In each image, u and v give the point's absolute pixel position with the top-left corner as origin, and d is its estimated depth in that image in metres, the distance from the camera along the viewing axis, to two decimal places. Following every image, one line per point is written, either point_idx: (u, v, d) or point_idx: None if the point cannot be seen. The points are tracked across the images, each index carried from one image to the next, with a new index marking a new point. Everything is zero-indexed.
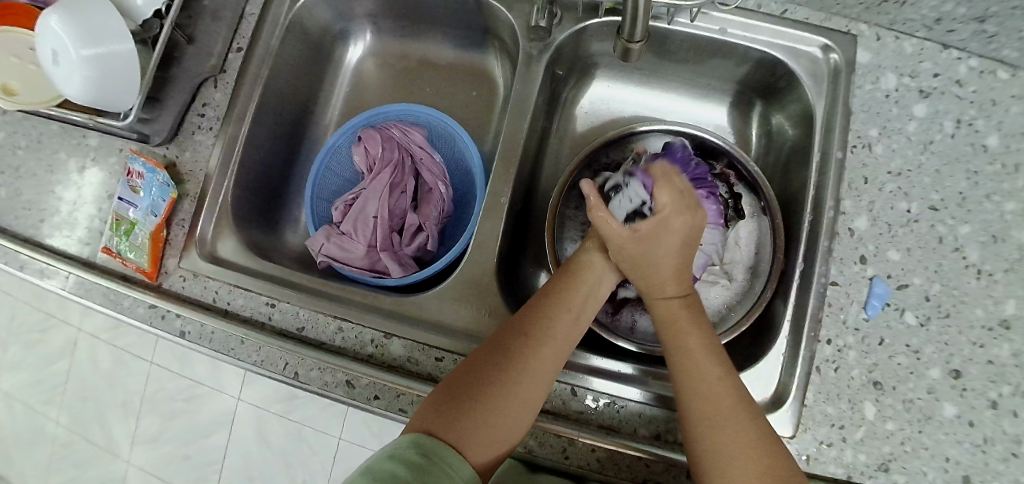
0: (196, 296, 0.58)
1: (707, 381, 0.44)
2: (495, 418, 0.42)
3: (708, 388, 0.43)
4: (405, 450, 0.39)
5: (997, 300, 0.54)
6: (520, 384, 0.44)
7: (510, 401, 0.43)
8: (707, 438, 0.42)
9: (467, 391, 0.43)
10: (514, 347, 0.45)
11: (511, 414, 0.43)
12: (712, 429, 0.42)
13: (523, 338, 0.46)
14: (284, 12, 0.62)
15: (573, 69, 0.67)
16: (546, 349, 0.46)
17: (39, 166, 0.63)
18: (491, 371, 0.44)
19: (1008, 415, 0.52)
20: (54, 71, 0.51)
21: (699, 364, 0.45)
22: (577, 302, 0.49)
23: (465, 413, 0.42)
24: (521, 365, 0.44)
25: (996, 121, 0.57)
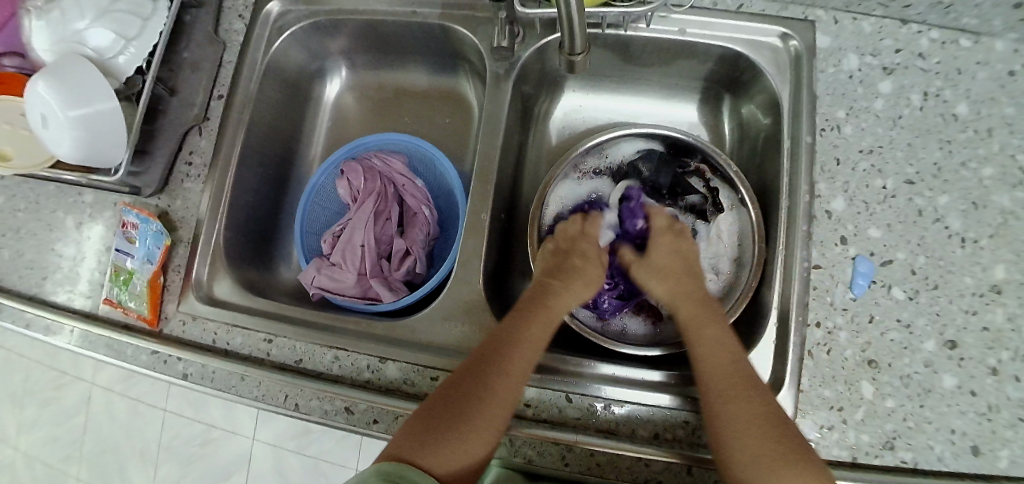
0: (196, 338, 0.60)
1: (738, 383, 0.47)
2: (455, 445, 0.44)
3: (737, 390, 0.46)
4: (369, 477, 0.41)
5: (985, 266, 0.54)
6: (481, 409, 0.45)
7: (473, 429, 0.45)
8: (738, 433, 0.44)
9: (439, 416, 0.45)
10: (474, 374, 0.47)
11: (473, 438, 0.44)
12: (743, 432, 0.44)
13: (481, 365, 0.48)
14: (261, 57, 0.65)
15: (543, 84, 0.69)
16: (514, 373, 0.47)
17: (38, 227, 0.65)
18: (451, 400, 0.46)
19: (1011, 381, 0.52)
20: (43, 133, 0.54)
21: (728, 374, 0.48)
22: (537, 330, 0.51)
23: (431, 438, 0.44)
24: (480, 391, 0.46)
25: (963, 89, 0.57)
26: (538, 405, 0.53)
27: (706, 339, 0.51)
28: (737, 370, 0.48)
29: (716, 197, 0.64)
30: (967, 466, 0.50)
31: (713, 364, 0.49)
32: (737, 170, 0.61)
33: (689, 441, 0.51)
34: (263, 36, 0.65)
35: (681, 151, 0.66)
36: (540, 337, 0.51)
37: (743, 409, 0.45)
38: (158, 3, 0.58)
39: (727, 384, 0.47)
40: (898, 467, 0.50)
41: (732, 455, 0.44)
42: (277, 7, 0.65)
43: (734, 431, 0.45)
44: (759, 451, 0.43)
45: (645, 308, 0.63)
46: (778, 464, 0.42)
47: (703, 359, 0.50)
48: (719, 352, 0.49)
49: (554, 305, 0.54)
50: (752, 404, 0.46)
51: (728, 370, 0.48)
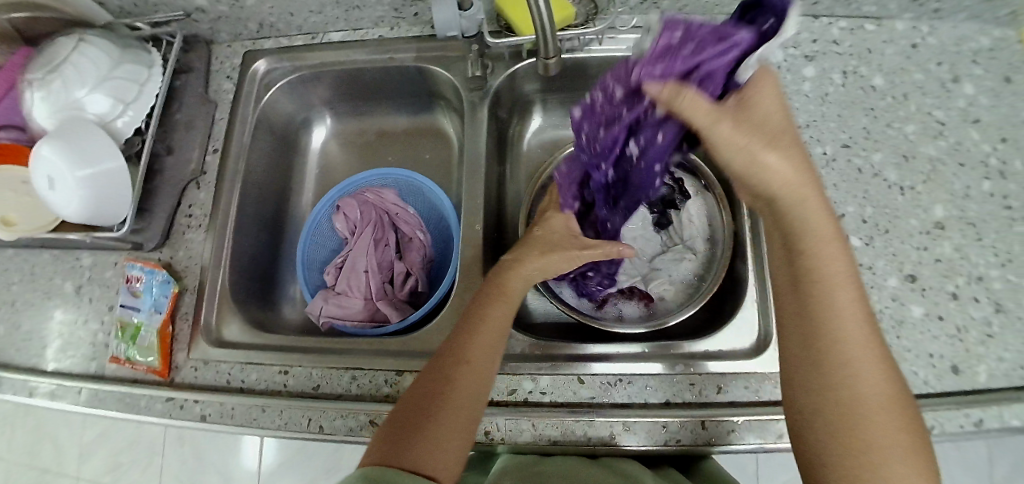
0: (210, 381, 0.61)
1: (870, 361, 0.39)
2: (433, 444, 0.44)
3: (870, 366, 0.39)
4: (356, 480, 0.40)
5: (926, 207, 0.61)
6: (453, 404, 0.47)
7: (449, 428, 0.46)
8: (865, 423, 0.38)
9: (415, 413, 0.46)
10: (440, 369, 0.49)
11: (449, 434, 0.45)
12: (873, 422, 0.38)
13: (452, 360, 0.49)
14: (251, 112, 0.70)
15: (514, 108, 0.73)
16: (479, 359, 0.49)
17: (37, 296, 0.66)
18: (422, 399, 0.47)
19: (970, 303, 0.57)
20: (48, 194, 0.56)
21: (864, 349, 0.39)
22: (498, 311, 0.53)
23: (410, 438, 0.45)
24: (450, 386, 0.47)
25: (876, 65, 0.66)
26: (553, 392, 0.56)
27: (837, 290, 0.40)
28: (872, 339, 0.40)
29: (683, 186, 0.68)
30: (949, 385, 0.55)
31: (838, 328, 0.40)
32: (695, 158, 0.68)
33: (699, 402, 0.54)
34: (252, 93, 0.70)
35: None
36: (504, 323, 0.53)
37: (873, 397, 0.38)
38: (152, 69, 0.64)
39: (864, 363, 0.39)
40: None
41: (842, 444, 0.38)
42: (263, 66, 0.71)
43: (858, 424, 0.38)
44: (867, 439, 0.37)
45: (636, 293, 0.66)
46: (910, 459, 0.37)
47: (846, 329, 0.40)
48: (854, 326, 0.40)
49: (514, 282, 0.55)
50: (882, 388, 0.39)
51: (860, 342, 0.39)
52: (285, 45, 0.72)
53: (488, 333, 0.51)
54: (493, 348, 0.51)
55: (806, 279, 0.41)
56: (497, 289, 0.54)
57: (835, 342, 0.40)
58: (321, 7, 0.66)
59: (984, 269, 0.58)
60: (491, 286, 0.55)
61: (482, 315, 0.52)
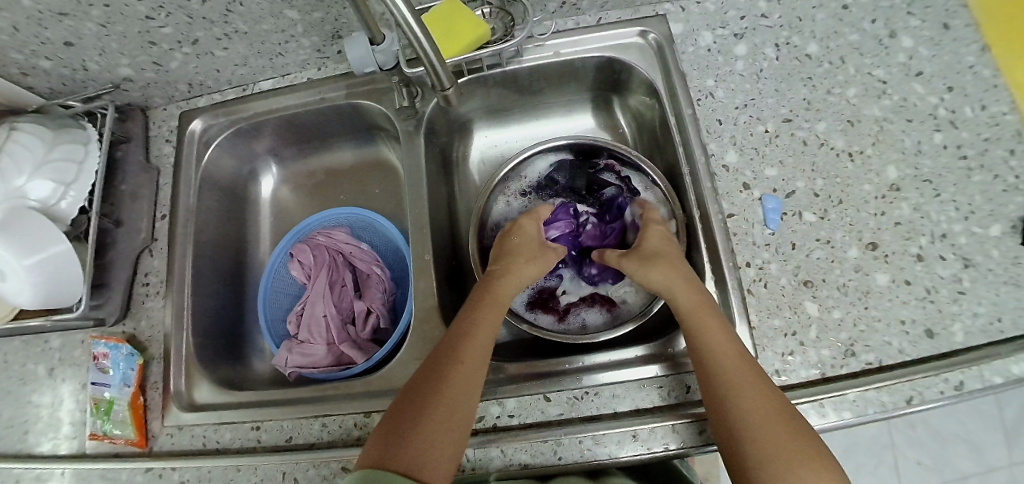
0: (187, 446, 0.61)
1: (754, 388, 0.47)
2: (424, 446, 0.44)
3: (756, 391, 0.46)
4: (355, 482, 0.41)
5: (878, 171, 0.59)
6: (442, 405, 0.47)
7: (440, 430, 0.46)
8: (762, 440, 0.44)
9: (412, 411, 0.47)
10: (434, 368, 0.50)
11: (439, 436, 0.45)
12: (772, 436, 0.44)
13: (440, 365, 0.50)
14: (195, 173, 0.70)
15: (453, 131, 0.74)
16: (474, 355, 0.51)
17: (10, 384, 0.66)
18: (410, 404, 0.47)
19: (937, 262, 0.56)
20: (3, 286, 0.57)
21: (746, 379, 0.47)
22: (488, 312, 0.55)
23: (401, 439, 0.45)
24: (439, 389, 0.48)
25: (808, 32, 0.65)
26: (521, 413, 0.55)
27: (731, 374, 0.47)
28: (748, 366, 0.48)
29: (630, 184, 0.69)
30: (926, 351, 0.53)
31: (719, 366, 0.48)
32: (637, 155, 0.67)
33: (668, 404, 0.53)
34: (193, 153, 0.71)
35: (588, 154, 0.71)
36: (491, 328, 0.53)
37: (769, 419, 0.45)
38: (89, 145, 0.64)
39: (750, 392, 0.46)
40: (865, 370, 0.53)
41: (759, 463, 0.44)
42: (199, 125, 0.72)
43: (777, 437, 0.44)
44: (779, 451, 0.43)
45: (597, 299, 0.66)
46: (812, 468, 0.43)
47: (731, 374, 0.47)
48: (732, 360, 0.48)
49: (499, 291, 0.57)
50: (773, 405, 0.46)
51: (737, 374, 0.47)
52: (219, 101, 0.72)
53: (483, 331, 0.53)
54: (488, 343, 0.52)
55: (703, 364, 0.49)
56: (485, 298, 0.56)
57: (726, 385, 0.47)
58: (246, 59, 0.66)
59: (947, 225, 0.56)
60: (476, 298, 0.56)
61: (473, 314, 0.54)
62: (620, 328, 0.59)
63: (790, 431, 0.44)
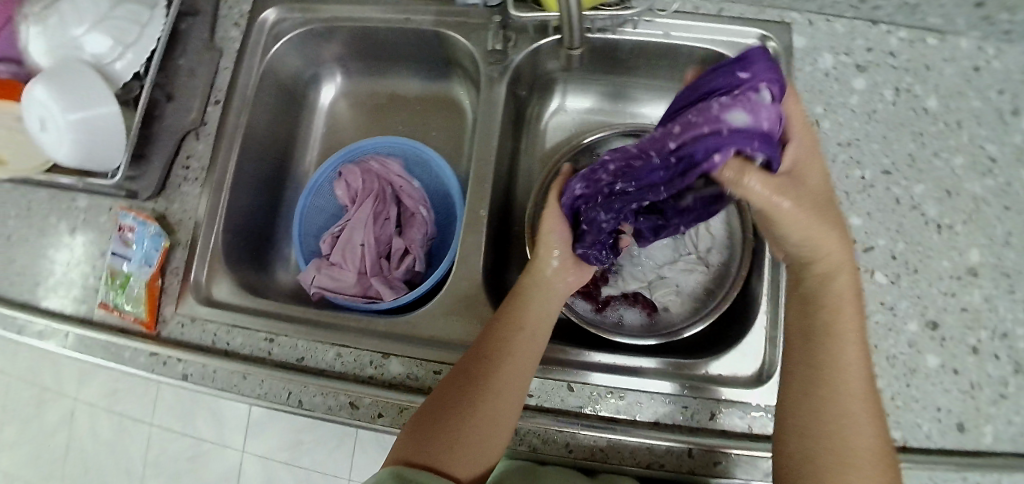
0: (196, 339, 0.60)
1: (862, 402, 0.41)
2: (466, 444, 0.44)
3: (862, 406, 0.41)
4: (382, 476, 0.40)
5: (961, 251, 0.56)
6: (478, 409, 0.45)
7: (474, 435, 0.44)
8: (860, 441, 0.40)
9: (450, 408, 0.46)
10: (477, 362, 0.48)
11: (476, 441, 0.44)
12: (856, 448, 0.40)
13: (479, 360, 0.48)
14: (257, 64, 0.66)
15: (535, 86, 0.70)
16: (517, 351, 0.48)
17: (31, 233, 0.65)
18: (442, 406, 0.46)
19: (990, 359, 0.54)
20: (41, 135, 0.54)
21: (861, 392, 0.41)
22: (530, 318, 0.50)
23: (433, 439, 0.44)
24: (474, 392, 0.46)
25: (931, 84, 0.60)
26: (540, 395, 0.54)
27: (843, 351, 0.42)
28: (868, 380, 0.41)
29: None
30: (952, 443, 0.52)
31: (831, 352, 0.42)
32: None
33: (689, 426, 0.52)
34: (259, 43, 0.66)
35: None
36: (537, 321, 0.50)
37: (864, 442, 0.40)
38: (155, 9, 0.59)
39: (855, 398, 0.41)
40: None
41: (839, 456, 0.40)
42: (272, 14, 0.67)
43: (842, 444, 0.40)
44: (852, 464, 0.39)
45: (639, 299, 0.65)
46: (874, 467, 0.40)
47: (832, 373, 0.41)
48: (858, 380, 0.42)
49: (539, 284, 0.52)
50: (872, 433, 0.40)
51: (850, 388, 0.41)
52: None
53: (530, 325, 0.49)
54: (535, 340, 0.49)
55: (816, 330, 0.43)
56: (531, 299, 0.51)
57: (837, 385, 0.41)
58: None
59: (1012, 326, 0.54)
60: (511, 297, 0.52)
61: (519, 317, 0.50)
62: (642, 339, 0.57)
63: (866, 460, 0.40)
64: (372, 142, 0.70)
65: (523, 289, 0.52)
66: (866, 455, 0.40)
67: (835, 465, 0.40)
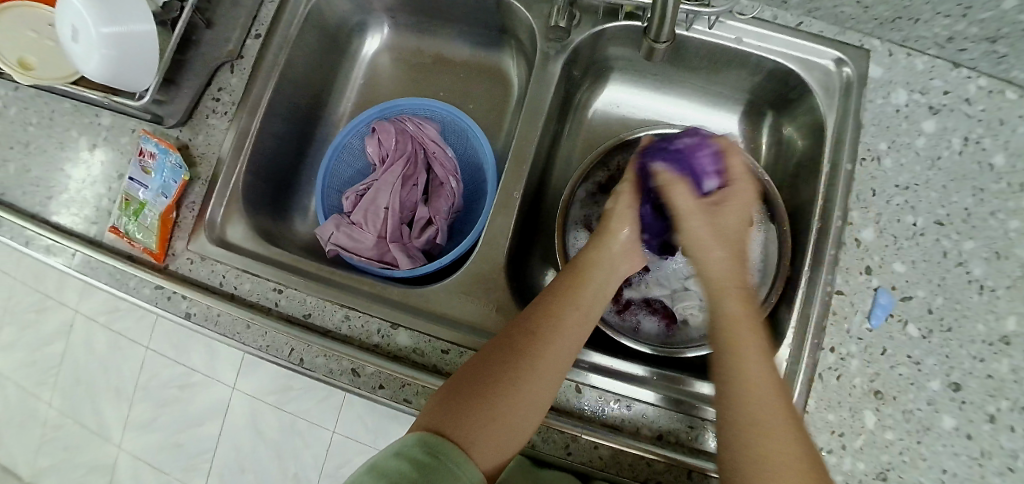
0: (203, 279, 0.58)
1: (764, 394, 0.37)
2: (501, 421, 0.41)
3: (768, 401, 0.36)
4: (410, 448, 0.38)
5: (999, 316, 0.54)
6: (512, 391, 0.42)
7: (506, 422, 0.41)
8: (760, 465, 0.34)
9: (486, 380, 0.43)
10: (525, 336, 0.45)
11: (511, 417, 0.42)
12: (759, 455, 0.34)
13: (523, 343, 0.44)
14: (304, 1, 0.63)
15: (590, 69, 0.68)
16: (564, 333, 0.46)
17: (50, 143, 0.63)
18: (481, 378, 0.43)
19: (1005, 430, 0.52)
20: (71, 47, 0.51)
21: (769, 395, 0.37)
22: (583, 304, 0.48)
23: (471, 416, 0.41)
24: (514, 374, 0.43)
25: (1002, 141, 0.57)
26: None
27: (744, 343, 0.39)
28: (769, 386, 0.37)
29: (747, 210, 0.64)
30: None
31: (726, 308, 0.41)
32: (772, 184, 0.61)
33: (693, 447, 0.51)
34: None
35: None
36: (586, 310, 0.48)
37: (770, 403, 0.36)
38: None
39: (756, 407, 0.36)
40: None
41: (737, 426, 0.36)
42: None
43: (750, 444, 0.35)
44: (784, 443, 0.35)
45: (659, 308, 0.63)
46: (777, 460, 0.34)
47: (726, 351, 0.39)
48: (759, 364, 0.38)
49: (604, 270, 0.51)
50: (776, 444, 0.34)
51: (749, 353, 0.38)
52: None
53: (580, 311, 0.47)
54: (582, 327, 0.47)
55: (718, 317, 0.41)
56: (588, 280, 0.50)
57: (735, 385, 0.37)
58: None
59: None
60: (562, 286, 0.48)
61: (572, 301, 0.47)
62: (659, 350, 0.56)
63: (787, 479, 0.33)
64: (416, 100, 0.68)
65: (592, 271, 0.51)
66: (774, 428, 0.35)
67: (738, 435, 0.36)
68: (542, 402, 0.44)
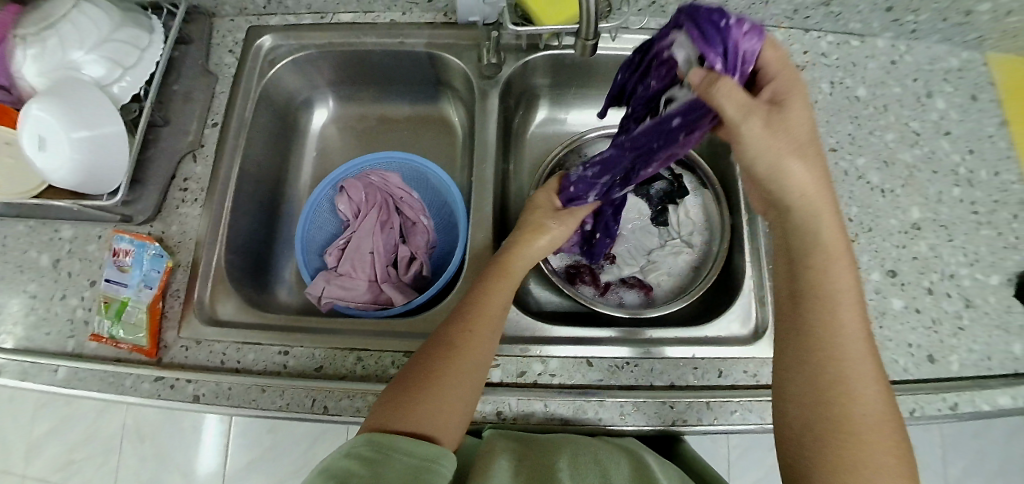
0: (202, 361, 0.58)
1: (868, 403, 0.41)
2: (441, 405, 0.45)
3: (868, 404, 0.41)
4: (359, 446, 0.40)
5: (904, 209, 0.65)
6: (442, 383, 0.46)
7: (449, 405, 0.45)
8: (860, 422, 0.40)
9: (428, 373, 0.47)
10: (455, 328, 0.50)
11: (449, 399, 0.46)
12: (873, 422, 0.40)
13: (454, 337, 0.49)
14: (254, 89, 0.68)
15: (521, 99, 0.76)
16: (486, 318, 0.51)
17: (6, 270, 0.61)
18: (422, 371, 0.47)
19: (944, 297, 0.62)
20: (37, 156, 0.52)
21: (869, 380, 0.41)
22: (500, 291, 0.54)
23: (413, 406, 0.44)
24: (449, 365, 0.47)
25: (859, 77, 0.70)
26: (563, 374, 0.57)
27: (848, 354, 0.41)
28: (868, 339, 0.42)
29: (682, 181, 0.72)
30: (926, 373, 0.58)
31: (832, 328, 0.42)
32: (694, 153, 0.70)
33: (702, 384, 0.56)
34: (255, 70, 0.69)
35: None
36: (504, 302, 0.54)
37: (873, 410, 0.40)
38: (154, 34, 0.60)
39: (868, 410, 0.40)
40: None
41: (840, 431, 0.40)
42: (269, 41, 0.70)
43: (839, 410, 0.40)
44: (870, 440, 0.39)
45: (635, 282, 0.69)
46: (880, 449, 0.39)
47: (840, 360, 0.41)
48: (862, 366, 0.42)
49: (517, 264, 0.57)
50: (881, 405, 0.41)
51: (864, 375, 0.41)
52: (291, 22, 0.71)
53: (498, 298, 0.53)
54: (501, 310, 0.53)
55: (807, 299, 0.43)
56: (499, 271, 0.56)
57: (847, 390, 0.41)
58: None
59: (956, 268, 0.62)
60: (477, 289, 0.54)
61: (489, 292, 0.53)
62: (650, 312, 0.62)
63: (875, 450, 0.39)
64: (373, 153, 0.73)
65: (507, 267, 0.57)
66: (872, 428, 0.40)
67: (846, 436, 0.40)
68: (478, 381, 0.48)
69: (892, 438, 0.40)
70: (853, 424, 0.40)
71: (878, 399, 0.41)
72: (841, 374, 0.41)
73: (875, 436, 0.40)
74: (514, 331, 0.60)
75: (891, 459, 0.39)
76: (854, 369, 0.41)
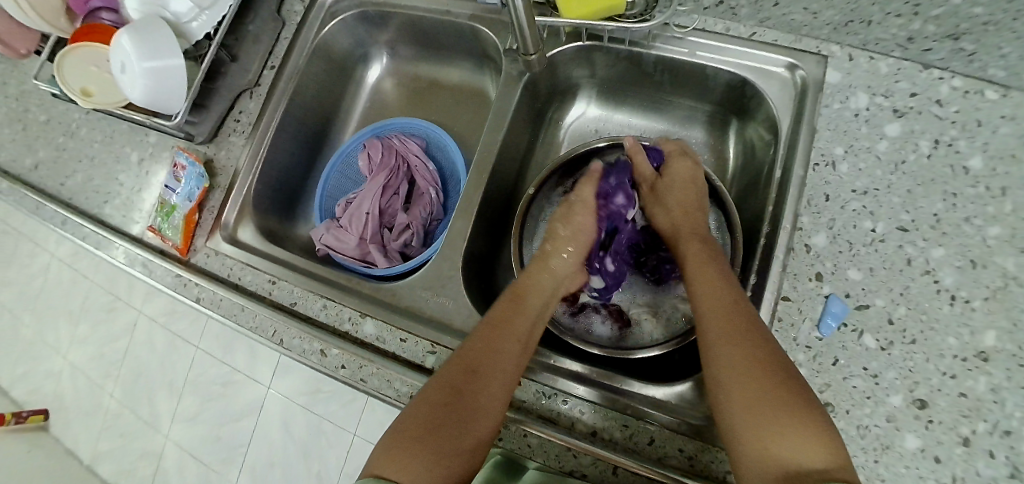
0: (215, 270, 0.68)
1: (742, 355, 0.43)
2: (449, 443, 0.44)
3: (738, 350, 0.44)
4: None
5: (974, 330, 0.49)
6: (472, 420, 0.45)
7: (453, 441, 0.44)
8: (737, 374, 0.43)
9: (434, 411, 0.45)
10: (473, 359, 0.49)
11: (462, 433, 0.45)
12: (743, 384, 0.42)
13: (470, 367, 0.48)
14: (310, 40, 0.74)
15: (556, 92, 0.74)
16: (507, 341, 0.51)
17: (109, 158, 0.77)
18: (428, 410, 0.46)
19: (982, 456, 0.46)
20: (120, 77, 0.63)
21: (741, 341, 0.44)
22: (521, 322, 0.53)
23: (418, 446, 0.43)
24: (459, 401, 0.46)
25: (980, 142, 0.53)
26: None
27: (726, 325, 0.46)
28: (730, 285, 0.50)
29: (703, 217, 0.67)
30: None
31: (709, 296, 0.50)
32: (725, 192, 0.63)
33: (625, 445, 0.51)
34: (317, 19, 0.75)
35: None
36: (526, 328, 0.53)
37: (754, 356, 0.43)
38: None
39: (735, 355, 0.44)
40: None
41: (733, 382, 0.43)
42: None
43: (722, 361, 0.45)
44: (763, 399, 0.41)
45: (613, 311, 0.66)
46: (770, 408, 0.40)
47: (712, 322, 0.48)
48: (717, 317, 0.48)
49: (531, 293, 0.57)
50: (743, 354, 0.43)
51: (743, 331, 0.45)
52: None
53: (518, 325, 0.53)
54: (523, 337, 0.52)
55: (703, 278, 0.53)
56: (516, 294, 0.56)
57: (721, 351, 0.45)
58: None
59: (1019, 424, 0.46)
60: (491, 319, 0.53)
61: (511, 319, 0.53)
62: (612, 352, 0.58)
63: (758, 406, 0.40)
64: (405, 119, 0.77)
65: (522, 292, 0.57)
66: (766, 383, 0.41)
67: (738, 390, 0.42)
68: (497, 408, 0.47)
69: (794, 393, 0.40)
70: (732, 378, 0.43)
71: (750, 349, 0.43)
72: (712, 336, 0.47)
73: (765, 396, 0.41)
74: (462, 324, 0.60)
75: (790, 422, 0.38)
76: (719, 325, 0.47)
